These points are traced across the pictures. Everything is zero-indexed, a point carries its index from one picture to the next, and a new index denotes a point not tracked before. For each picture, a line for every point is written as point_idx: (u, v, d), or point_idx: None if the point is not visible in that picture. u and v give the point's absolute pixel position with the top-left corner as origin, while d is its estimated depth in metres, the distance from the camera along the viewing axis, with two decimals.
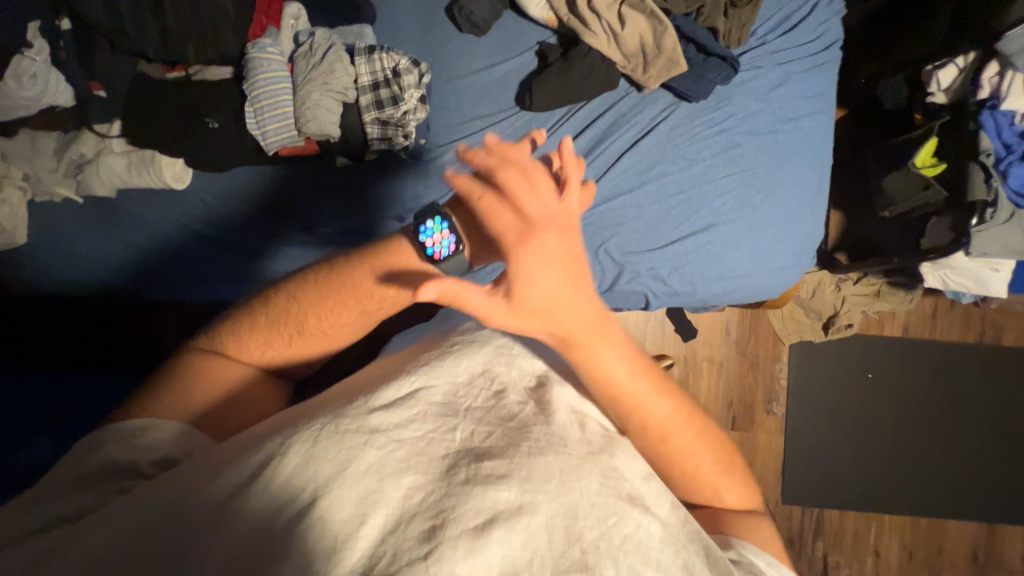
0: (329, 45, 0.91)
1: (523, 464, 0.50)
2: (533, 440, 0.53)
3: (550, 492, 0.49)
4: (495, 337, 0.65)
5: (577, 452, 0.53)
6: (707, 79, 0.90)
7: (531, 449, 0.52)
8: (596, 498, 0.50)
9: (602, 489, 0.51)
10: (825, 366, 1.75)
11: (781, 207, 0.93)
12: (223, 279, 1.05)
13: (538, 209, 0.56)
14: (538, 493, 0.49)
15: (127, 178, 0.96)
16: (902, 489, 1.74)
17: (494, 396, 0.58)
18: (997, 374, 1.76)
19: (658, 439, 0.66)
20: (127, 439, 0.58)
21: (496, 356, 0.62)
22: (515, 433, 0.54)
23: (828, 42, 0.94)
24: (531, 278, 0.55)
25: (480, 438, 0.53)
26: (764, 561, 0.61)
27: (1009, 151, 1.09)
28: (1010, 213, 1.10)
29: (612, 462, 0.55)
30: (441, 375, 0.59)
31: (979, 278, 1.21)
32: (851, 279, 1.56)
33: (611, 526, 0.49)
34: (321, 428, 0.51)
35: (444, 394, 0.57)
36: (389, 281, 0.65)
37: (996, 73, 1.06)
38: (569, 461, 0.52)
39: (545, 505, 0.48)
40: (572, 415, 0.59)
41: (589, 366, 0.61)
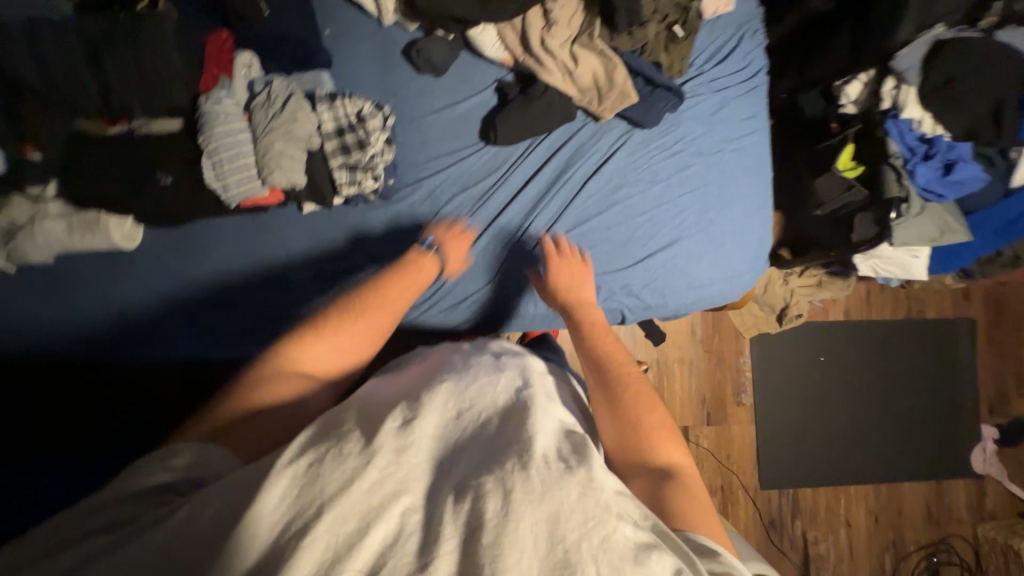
0: (288, 94, 0.89)
1: (509, 475, 0.49)
2: (522, 451, 0.52)
3: (535, 499, 0.47)
4: (491, 365, 0.67)
5: (564, 460, 0.53)
6: (658, 108, 0.96)
7: (520, 459, 0.51)
8: (582, 503, 0.48)
9: (587, 493, 0.49)
10: (781, 353, 1.88)
11: (739, 224, 1.01)
12: (198, 335, 1.01)
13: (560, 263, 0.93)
14: (523, 500, 0.47)
15: (69, 241, 0.91)
16: (862, 459, 1.90)
17: (491, 416, 0.58)
18: (925, 345, 1.96)
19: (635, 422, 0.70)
20: (160, 461, 0.54)
21: (491, 381, 0.63)
22: (507, 446, 0.53)
23: (759, 69, 1.03)
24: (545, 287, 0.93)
25: (473, 455, 0.53)
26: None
27: (912, 153, 1.23)
28: (921, 206, 1.26)
29: (598, 465, 0.54)
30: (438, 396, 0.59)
31: (903, 264, 1.34)
32: (796, 272, 1.73)
33: (592, 529, 0.46)
34: (324, 447, 0.50)
35: (441, 416, 0.57)
36: (429, 268, 0.89)
37: (894, 86, 1.21)
38: (556, 471, 0.50)
39: (529, 512, 0.46)
40: (559, 430, 0.59)
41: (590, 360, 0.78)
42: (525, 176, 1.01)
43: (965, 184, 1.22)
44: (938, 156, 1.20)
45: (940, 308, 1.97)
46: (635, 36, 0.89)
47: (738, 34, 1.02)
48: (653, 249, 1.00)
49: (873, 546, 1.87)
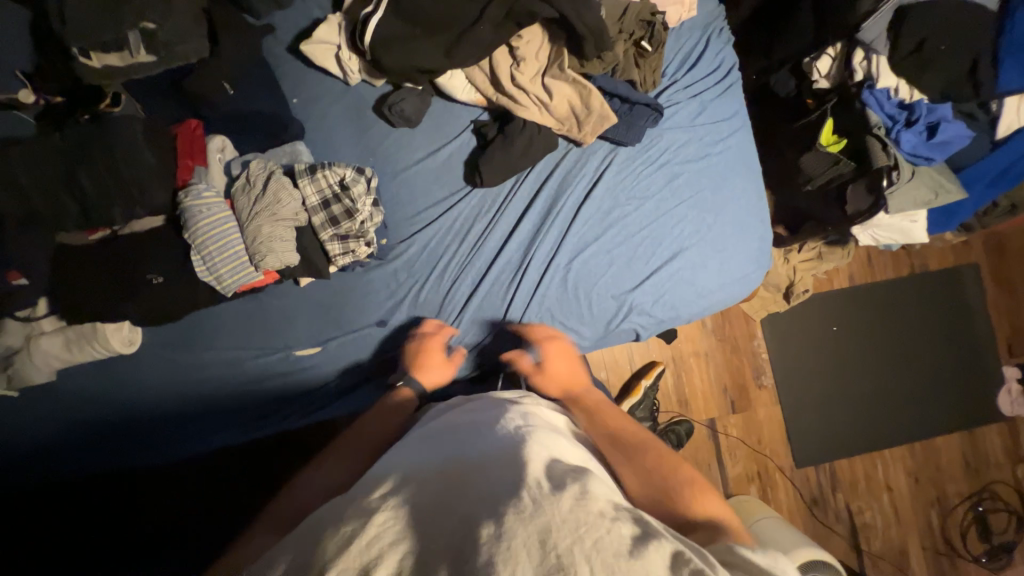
0: (268, 174, 0.87)
1: (504, 501, 0.47)
2: (514, 479, 0.50)
3: (528, 513, 0.45)
4: (480, 419, 0.66)
5: (558, 479, 0.50)
6: (639, 124, 0.95)
7: (513, 487, 0.48)
8: (580, 509, 0.45)
9: (580, 505, 0.46)
10: (794, 329, 1.88)
11: (739, 225, 1.00)
12: (213, 424, 0.97)
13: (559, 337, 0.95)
14: (517, 517, 0.44)
15: (69, 357, 0.89)
16: (891, 421, 1.89)
17: (482, 458, 0.56)
18: (934, 297, 1.95)
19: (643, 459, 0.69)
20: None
21: (482, 433, 0.62)
22: (500, 479, 0.51)
23: (731, 66, 1.02)
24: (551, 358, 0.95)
25: (467, 493, 0.50)
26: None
27: (894, 121, 1.22)
28: (911, 171, 1.25)
29: (594, 478, 0.52)
30: (429, 460, 0.57)
31: (903, 230, 1.32)
32: (795, 249, 1.72)
33: (591, 529, 0.43)
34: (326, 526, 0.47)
35: (437, 471, 0.55)
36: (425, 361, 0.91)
37: (863, 58, 1.21)
38: (548, 489, 0.48)
39: (522, 528, 0.43)
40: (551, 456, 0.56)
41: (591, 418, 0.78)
42: (518, 212, 0.99)
43: (952, 143, 1.21)
44: (920, 120, 1.20)
45: (943, 258, 1.96)
46: (604, 60, 0.87)
47: (705, 36, 1.01)
48: (657, 264, 0.98)
49: (919, 506, 1.86)
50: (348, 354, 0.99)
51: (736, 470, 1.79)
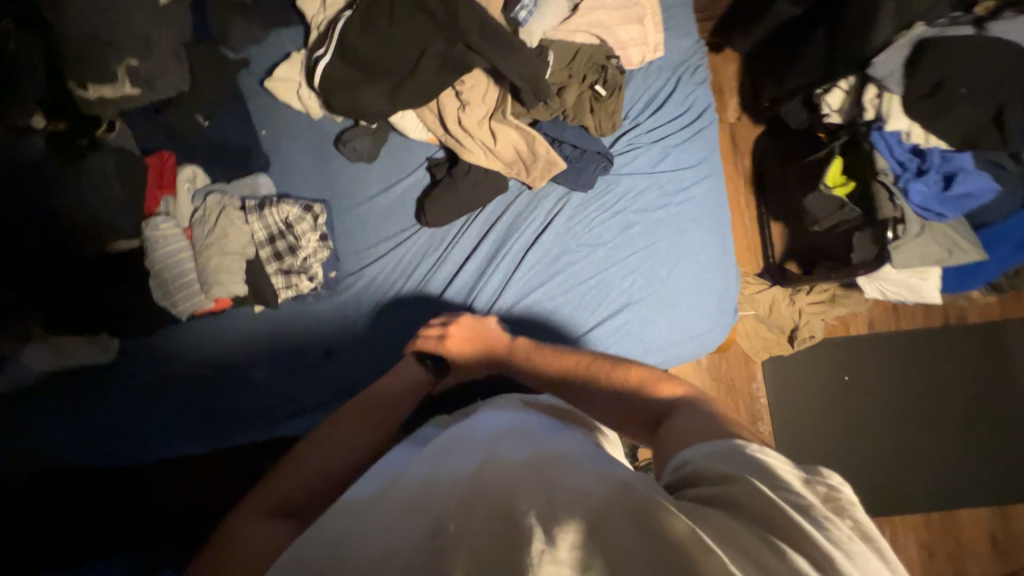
0: (220, 209, 0.91)
1: (470, 497, 0.44)
2: (478, 477, 0.48)
3: (495, 501, 0.43)
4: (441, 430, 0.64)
5: (523, 464, 0.49)
6: (590, 171, 0.91)
7: (478, 484, 0.46)
8: (548, 488, 0.44)
9: (550, 479, 0.46)
10: (800, 376, 1.73)
11: (696, 280, 0.94)
12: (169, 432, 1.01)
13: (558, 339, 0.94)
14: (485, 507, 0.43)
15: (56, 360, 0.98)
16: (906, 486, 1.71)
17: (442, 463, 0.53)
18: (971, 353, 1.74)
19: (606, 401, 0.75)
20: None
21: (442, 442, 0.59)
22: (463, 479, 0.48)
23: (702, 109, 0.95)
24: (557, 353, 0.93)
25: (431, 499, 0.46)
26: (769, 487, 0.45)
27: (903, 168, 1.10)
28: (920, 226, 1.11)
29: (557, 458, 0.50)
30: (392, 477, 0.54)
31: (912, 286, 1.18)
32: (803, 290, 1.60)
33: (558, 502, 0.42)
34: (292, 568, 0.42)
35: (398, 486, 0.51)
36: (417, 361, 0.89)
37: (875, 95, 1.08)
38: (515, 476, 0.47)
39: (490, 514, 0.42)
40: (511, 447, 0.54)
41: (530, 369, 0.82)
42: (465, 253, 0.99)
43: (971, 198, 1.06)
44: (933, 170, 1.07)
45: (984, 311, 1.75)
46: (550, 106, 0.85)
47: (674, 77, 0.95)
48: (603, 316, 0.94)
49: None
50: (300, 380, 1.02)
51: None
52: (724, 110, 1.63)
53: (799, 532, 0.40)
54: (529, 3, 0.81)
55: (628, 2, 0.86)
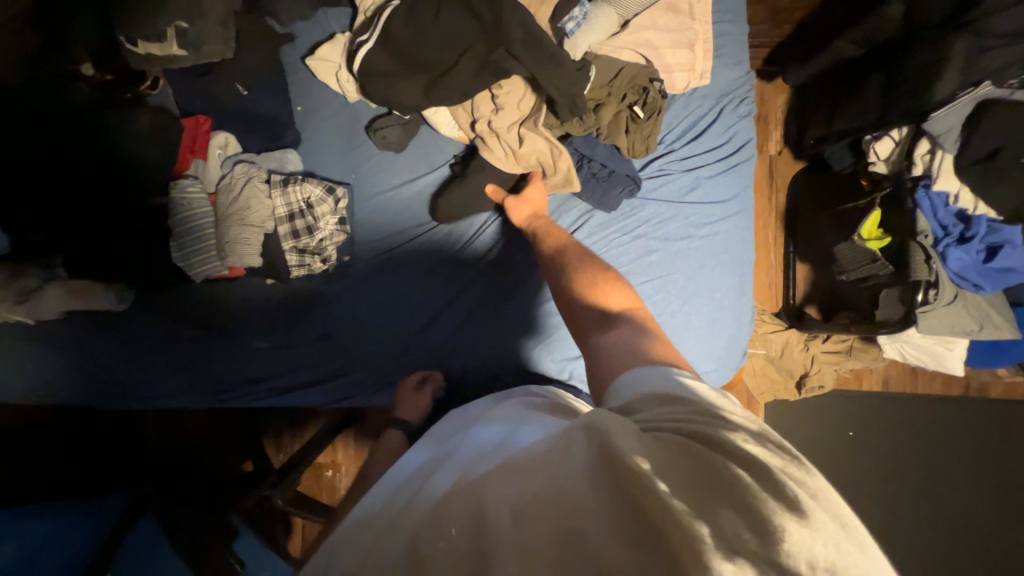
0: (246, 180, 0.93)
1: (436, 510, 0.44)
2: (450, 488, 0.47)
3: (461, 505, 0.43)
4: (435, 449, 0.65)
5: (492, 466, 0.48)
6: (616, 192, 0.89)
7: (447, 494, 0.46)
8: (512, 480, 0.43)
9: (519, 468, 0.45)
10: (802, 423, 1.69)
11: (709, 317, 0.92)
12: (178, 388, 1.06)
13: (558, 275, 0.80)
14: (450, 513, 0.42)
15: (68, 305, 0.99)
16: None
17: (424, 482, 0.54)
18: (987, 428, 1.67)
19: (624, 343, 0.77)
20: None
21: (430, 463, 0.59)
22: (437, 493, 0.48)
23: (741, 143, 0.93)
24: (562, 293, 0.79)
25: (406, 517, 0.47)
26: (713, 418, 0.46)
27: (946, 231, 1.05)
28: (953, 294, 1.06)
29: (525, 449, 0.49)
30: (381, 502, 0.55)
31: (933, 353, 1.13)
32: (819, 338, 1.56)
33: (520, 492, 0.41)
34: None
35: (381, 511, 0.52)
36: None
37: (928, 150, 1.05)
38: (481, 477, 0.46)
39: (455, 519, 0.41)
40: (487, 453, 0.54)
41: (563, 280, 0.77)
42: (481, 255, 1.00)
43: (1012, 274, 1.01)
44: (977, 239, 1.01)
45: (1007, 387, 1.67)
46: (585, 121, 0.82)
47: (718, 106, 0.92)
48: None
49: None
50: (303, 355, 1.04)
51: None
52: (766, 141, 1.57)
53: (762, 474, 0.40)
54: (578, 15, 0.80)
55: (680, 27, 0.84)
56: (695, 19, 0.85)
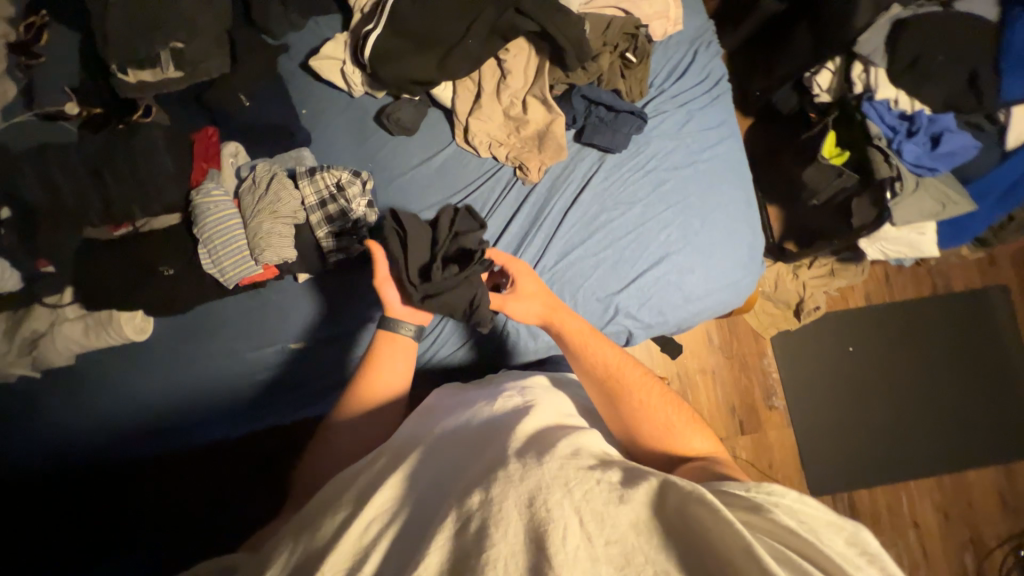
0: (272, 176, 0.94)
1: (490, 474, 0.53)
2: (501, 453, 0.56)
3: (516, 481, 0.50)
4: (474, 400, 0.75)
5: (540, 451, 0.56)
6: (624, 132, 0.98)
7: (500, 461, 0.55)
8: (557, 471, 0.51)
9: (565, 462, 0.53)
10: (807, 348, 1.80)
11: (729, 231, 1.00)
12: (219, 407, 1.02)
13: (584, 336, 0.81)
14: (506, 485, 0.50)
15: (86, 342, 0.96)
16: (916, 451, 1.77)
17: (472, 436, 0.64)
18: (960, 320, 1.85)
19: (619, 405, 0.75)
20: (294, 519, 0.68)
21: (470, 417, 0.69)
22: (489, 452, 0.58)
23: (718, 76, 1.04)
24: (594, 351, 0.80)
25: (464, 467, 0.57)
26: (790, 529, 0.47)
27: (895, 132, 1.20)
28: (915, 182, 1.22)
29: (574, 449, 0.57)
30: (431, 437, 0.66)
31: (911, 242, 1.28)
32: (806, 265, 1.69)
33: (570, 488, 0.49)
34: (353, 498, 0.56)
35: (432, 447, 0.63)
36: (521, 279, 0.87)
37: (862, 70, 1.21)
38: (531, 462, 0.53)
39: (510, 494, 0.49)
40: (534, 429, 0.63)
41: (603, 358, 0.79)
42: (505, 217, 1.01)
43: (957, 154, 1.18)
44: (922, 131, 1.18)
45: (968, 280, 1.87)
46: (589, 70, 0.94)
47: (692, 48, 1.04)
48: (643, 267, 0.99)
49: (949, 547, 1.71)
50: (346, 352, 1.03)
51: None
52: None
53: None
54: None
55: None
56: None
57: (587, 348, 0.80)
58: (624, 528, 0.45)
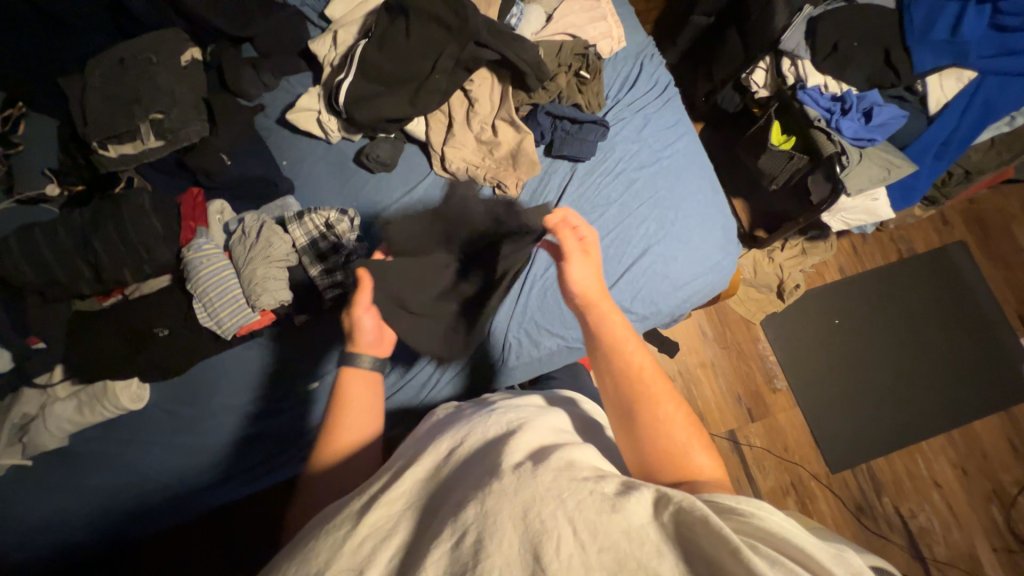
0: (260, 224, 0.96)
1: (482, 487, 0.48)
2: (495, 466, 0.51)
3: (508, 495, 0.45)
4: (471, 413, 0.70)
5: (536, 463, 0.50)
6: (590, 140, 1.05)
7: (492, 474, 0.49)
8: (553, 483, 0.46)
9: (564, 473, 0.48)
10: (797, 327, 1.86)
11: (703, 217, 1.07)
12: (222, 469, 0.98)
13: (613, 328, 0.68)
14: (498, 498, 0.45)
15: (80, 420, 0.94)
16: (921, 411, 1.81)
17: (467, 450, 0.58)
18: (929, 279, 1.95)
19: (630, 409, 0.62)
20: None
21: (465, 430, 0.64)
22: (483, 466, 0.53)
23: (666, 82, 1.14)
24: (620, 344, 0.67)
25: (460, 482, 0.52)
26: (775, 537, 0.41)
27: (830, 112, 1.31)
28: (859, 153, 1.30)
29: (570, 460, 0.51)
30: (424, 454, 0.61)
31: (868, 209, 1.38)
32: (778, 248, 1.79)
33: (567, 499, 0.44)
34: (347, 518, 0.52)
35: (429, 465, 0.58)
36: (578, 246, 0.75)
37: (790, 64, 1.34)
38: (526, 474, 0.48)
39: (501, 508, 0.44)
40: (535, 443, 0.56)
41: (624, 353, 0.66)
42: None
43: (889, 125, 1.29)
44: (854, 108, 1.28)
45: (927, 241, 1.98)
46: (549, 89, 1.03)
47: (639, 61, 1.14)
48: (629, 261, 1.03)
49: (975, 503, 1.71)
50: None
51: (769, 484, 1.71)
52: None
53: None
54: (517, 12, 1.03)
55: (590, 7, 1.06)
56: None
57: (619, 339, 0.67)
58: (618, 535, 0.41)
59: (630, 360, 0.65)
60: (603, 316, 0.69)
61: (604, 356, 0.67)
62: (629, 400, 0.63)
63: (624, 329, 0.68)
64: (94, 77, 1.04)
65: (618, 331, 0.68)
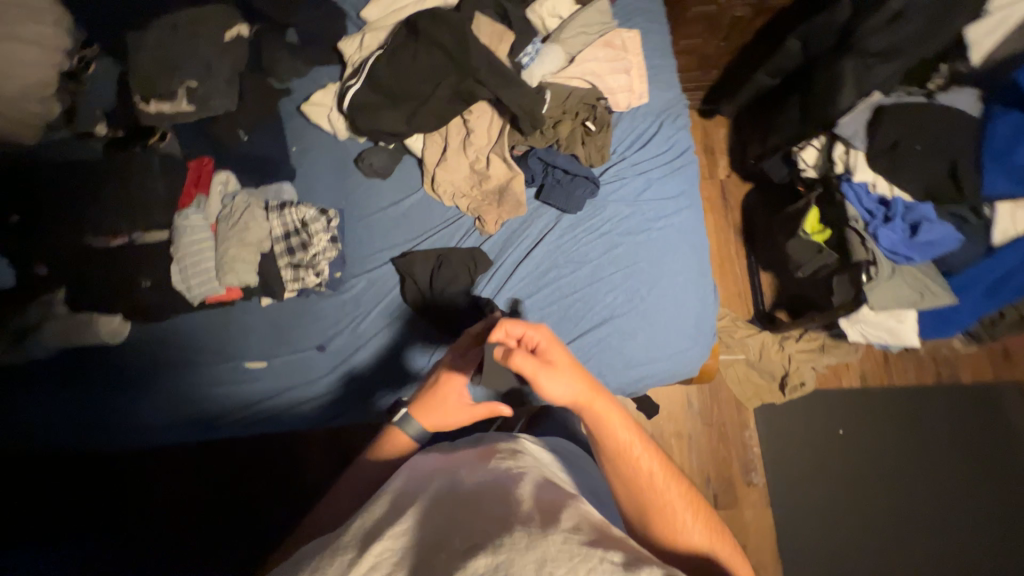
0: (246, 206, 1.04)
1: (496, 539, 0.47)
2: (508, 517, 0.50)
3: (524, 549, 0.45)
4: (481, 451, 0.69)
5: (546, 523, 0.50)
6: (578, 194, 1.02)
7: (505, 526, 0.49)
8: (563, 545, 0.46)
9: (575, 537, 0.48)
10: (795, 425, 1.71)
11: (679, 300, 1.00)
12: (165, 417, 1.04)
13: (622, 437, 0.67)
14: (513, 552, 0.45)
15: (66, 340, 1.03)
16: (916, 557, 1.60)
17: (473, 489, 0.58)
18: (968, 414, 1.72)
19: (648, 517, 0.64)
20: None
21: (477, 468, 0.63)
22: (491, 513, 0.52)
23: (683, 148, 1.07)
24: (631, 454, 0.67)
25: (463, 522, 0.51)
26: None
27: (872, 216, 1.19)
28: (892, 269, 1.18)
29: (586, 526, 0.51)
30: (432, 486, 0.60)
31: (891, 328, 1.24)
32: (794, 337, 1.63)
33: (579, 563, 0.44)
34: (342, 548, 0.51)
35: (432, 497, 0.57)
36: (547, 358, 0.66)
37: (844, 151, 1.21)
38: (537, 532, 0.48)
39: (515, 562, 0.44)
40: (548, 497, 0.56)
41: (638, 462, 0.66)
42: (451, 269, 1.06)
43: (936, 245, 1.14)
44: (898, 218, 1.15)
45: (978, 372, 1.74)
46: (546, 134, 1.00)
47: (658, 119, 1.07)
48: (588, 326, 0.99)
49: None
50: (293, 378, 1.04)
51: None
52: (714, 168, 1.77)
53: None
54: (532, 51, 1.01)
55: (616, 56, 1.02)
56: (628, 52, 1.02)
57: (629, 449, 0.67)
58: None
59: (645, 469, 0.66)
60: (609, 421, 0.67)
61: (613, 464, 0.67)
62: (644, 508, 0.65)
63: (636, 435, 0.68)
64: (148, 38, 1.13)
65: (630, 436, 0.68)
